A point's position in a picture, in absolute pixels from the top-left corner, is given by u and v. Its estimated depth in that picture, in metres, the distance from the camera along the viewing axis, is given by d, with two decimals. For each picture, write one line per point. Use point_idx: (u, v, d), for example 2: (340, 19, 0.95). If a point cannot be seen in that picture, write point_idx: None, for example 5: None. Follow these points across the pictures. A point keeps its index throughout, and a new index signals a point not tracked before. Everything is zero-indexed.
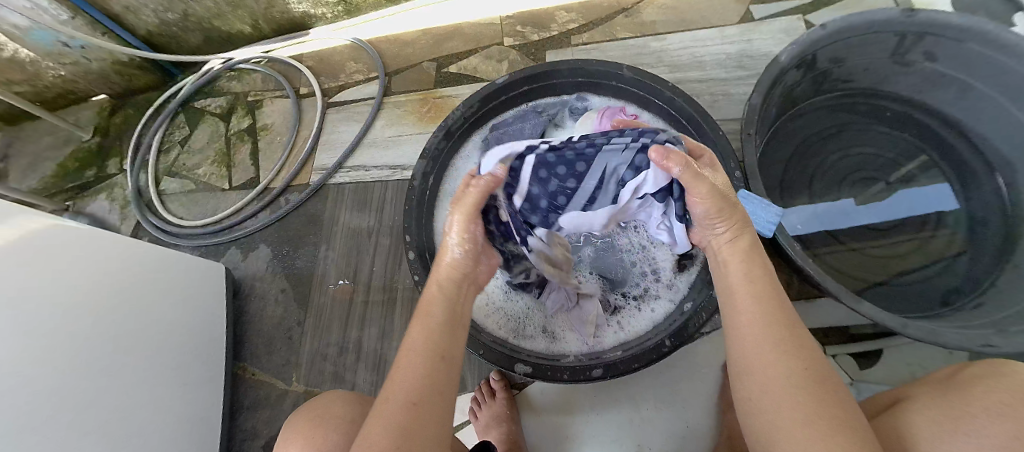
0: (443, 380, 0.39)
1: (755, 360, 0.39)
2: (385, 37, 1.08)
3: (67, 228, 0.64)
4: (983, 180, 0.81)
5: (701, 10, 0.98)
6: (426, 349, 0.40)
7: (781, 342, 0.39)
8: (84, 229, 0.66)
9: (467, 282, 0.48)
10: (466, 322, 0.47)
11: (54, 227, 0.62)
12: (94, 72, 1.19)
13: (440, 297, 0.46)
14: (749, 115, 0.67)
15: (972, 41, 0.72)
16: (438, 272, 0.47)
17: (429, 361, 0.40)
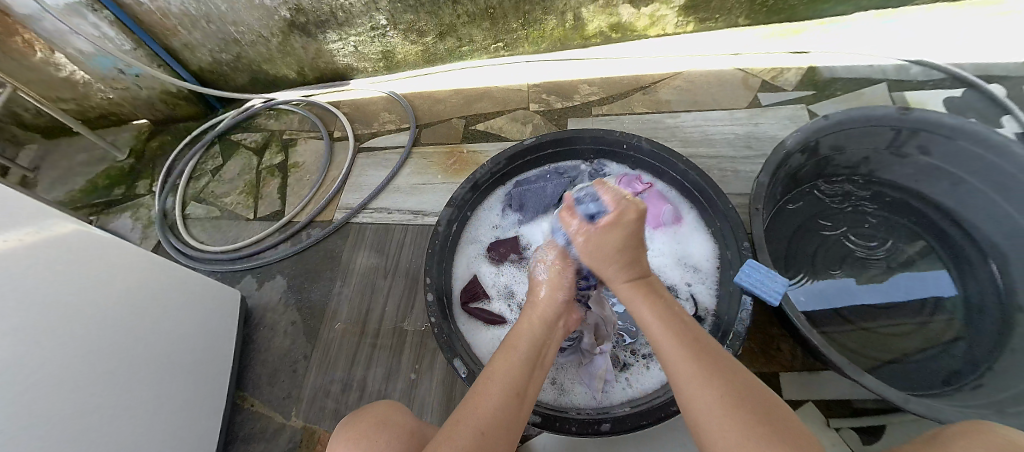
0: (510, 415, 0.44)
1: (700, 403, 0.40)
2: (419, 93, 1.18)
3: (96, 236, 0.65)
4: (977, 266, 0.83)
5: (712, 94, 1.07)
6: (507, 383, 0.45)
7: (719, 383, 0.41)
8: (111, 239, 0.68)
9: (555, 321, 0.53)
10: (545, 365, 0.51)
11: (75, 235, 0.62)
12: (141, 98, 1.27)
13: (528, 333, 0.51)
14: (758, 191, 0.71)
15: (963, 139, 0.78)
16: (531, 307, 0.53)
17: (508, 396, 0.44)
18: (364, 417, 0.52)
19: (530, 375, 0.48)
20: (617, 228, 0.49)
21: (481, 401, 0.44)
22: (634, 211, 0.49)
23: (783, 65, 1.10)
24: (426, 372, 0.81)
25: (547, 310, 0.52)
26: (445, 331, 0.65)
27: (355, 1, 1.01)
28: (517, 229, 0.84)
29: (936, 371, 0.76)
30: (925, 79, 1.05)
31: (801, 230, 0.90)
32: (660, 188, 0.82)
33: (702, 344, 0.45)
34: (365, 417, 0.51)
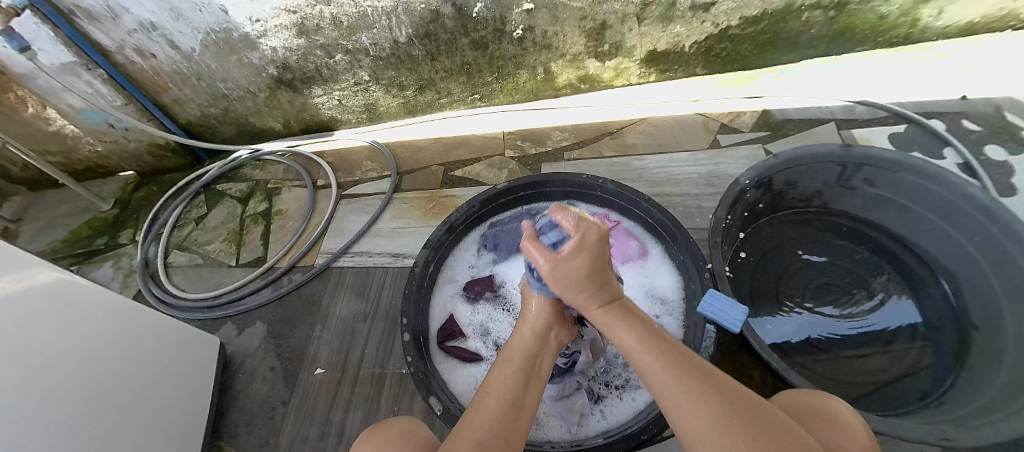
0: (509, 427, 0.44)
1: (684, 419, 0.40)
2: (401, 142, 1.25)
3: (74, 284, 0.65)
4: (930, 284, 0.89)
5: (673, 138, 1.16)
6: (502, 394, 0.46)
7: (704, 391, 0.41)
8: (89, 287, 0.68)
9: (548, 334, 0.53)
10: (542, 375, 0.51)
11: (49, 282, 0.61)
12: (130, 151, 1.31)
13: (522, 348, 0.51)
14: (715, 226, 0.77)
15: (903, 171, 0.87)
16: (525, 320, 0.53)
17: (501, 407, 0.45)
18: (387, 431, 0.53)
19: (524, 392, 0.48)
20: (582, 252, 0.44)
21: (476, 423, 0.44)
22: (596, 231, 0.45)
23: (737, 110, 1.20)
24: (405, 414, 0.81)
25: (535, 322, 0.52)
26: (421, 370, 0.67)
27: (340, 59, 1.10)
28: (493, 268, 0.87)
29: (900, 392, 0.79)
30: (870, 116, 1.16)
31: (761, 261, 0.96)
32: (627, 225, 0.88)
33: (681, 356, 0.45)
34: (392, 429, 0.53)
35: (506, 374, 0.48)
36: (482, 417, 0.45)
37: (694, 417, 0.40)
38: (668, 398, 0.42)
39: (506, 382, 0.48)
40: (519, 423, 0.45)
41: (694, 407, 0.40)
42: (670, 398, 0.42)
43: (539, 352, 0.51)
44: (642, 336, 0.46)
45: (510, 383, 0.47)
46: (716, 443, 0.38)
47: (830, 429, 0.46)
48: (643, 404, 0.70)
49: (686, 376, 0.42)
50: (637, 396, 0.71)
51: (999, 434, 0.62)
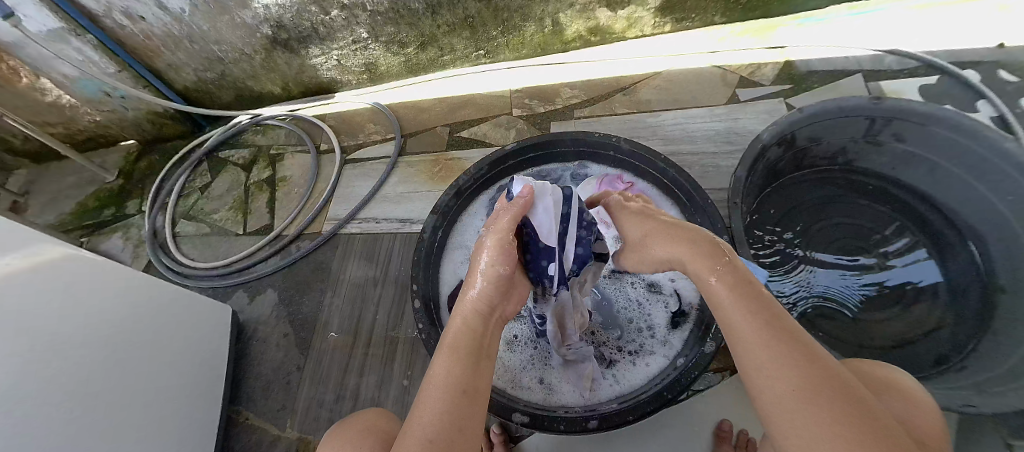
0: (464, 416, 0.40)
1: (772, 389, 0.36)
2: (404, 104, 1.20)
3: (87, 259, 0.66)
4: (958, 248, 0.85)
5: (690, 93, 1.09)
6: (450, 379, 0.42)
7: (813, 384, 0.35)
8: (103, 261, 0.68)
9: (491, 315, 0.52)
10: (489, 355, 0.48)
11: (60, 259, 0.61)
12: (128, 120, 1.28)
13: (464, 329, 0.49)
14: (735, 186, 0.73)
15: (935, 125, 0.79)
16: (461, 307, 0.52)
17: (450, 390, 0.42)
18: (354, 425, 0.53)
19: (478, 363, 0.45)
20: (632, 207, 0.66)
21: (424, 416, 0.40)
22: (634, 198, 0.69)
23: (758, 61, 1.12)
24: (418, 378, 0.82)
25: (478, 303, 0.52)
26: (432, 337, 0.67)
27: (336, 16, 1.03)
28: None
29: (921, 356, 0.78)
30: (899, 67, 1.08)
31: (781, 221, 0.92)
32: (642, 186, 0.83)
33: (770, 317, 0.40)
34: (358, 424, 0.53)
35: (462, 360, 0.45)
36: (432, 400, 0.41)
37: (781, 384, 0.36)
38: (753, 356, 0.39)
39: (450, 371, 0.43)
40: (471, 414, 0.41)
41: (777, 375, 0.36)
42: (751, 359, 0.38)
43: (483, 329, 0.50)
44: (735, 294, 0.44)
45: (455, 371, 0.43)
46: (791, 408, 0.35)
47: (908, 408, 0.42)
48: (658, 369, 0.69)
49: (772, 338, 0.39)
50: (651, 361, 0.70)
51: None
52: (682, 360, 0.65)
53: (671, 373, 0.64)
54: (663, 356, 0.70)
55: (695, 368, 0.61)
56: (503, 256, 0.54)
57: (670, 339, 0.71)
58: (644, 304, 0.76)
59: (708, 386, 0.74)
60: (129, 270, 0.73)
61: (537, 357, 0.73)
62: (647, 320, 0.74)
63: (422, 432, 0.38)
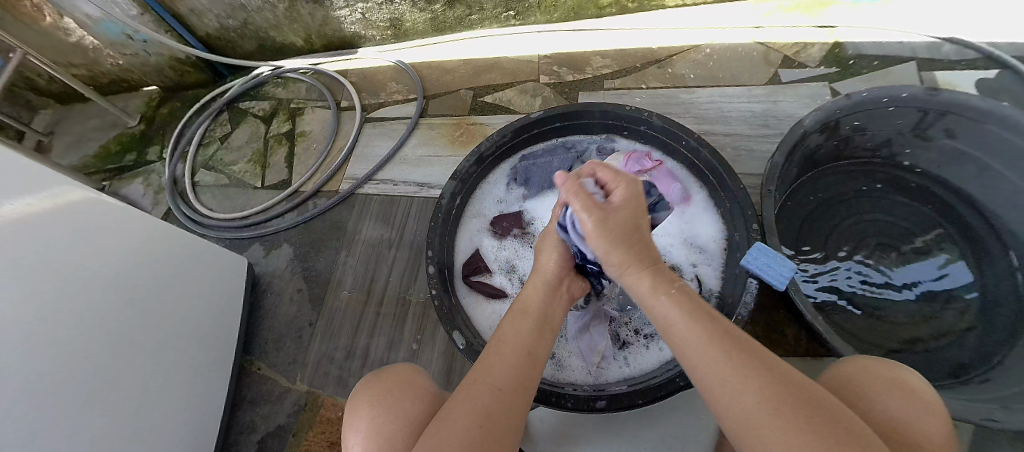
0: (516, 392, 0.42)
1: (723, 393, 0.37)
2: (427, 63, 1.16)
3: (126, 213, 0.69)
4: (996, 260, 0.79)
5: (730, 70, 1.02)
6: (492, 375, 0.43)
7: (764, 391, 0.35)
8: (138, 213, 0.71)
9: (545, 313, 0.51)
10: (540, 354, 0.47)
11: (78, 202, 0.61)
12: (150, 65, 1.26)
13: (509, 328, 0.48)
14: (770, 172, 0.68)
15: (991, 123, 0.73)
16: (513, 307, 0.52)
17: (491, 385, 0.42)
18: (390, 376, 0.53)
19: (538, 340, 0.47)
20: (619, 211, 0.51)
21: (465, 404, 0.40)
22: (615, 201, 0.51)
23: (806, 40, 1.04)
24: (427, 343, 0.83)
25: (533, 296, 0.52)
26: (445, 305, 0.66)
27: None
28: (522, 204, 0.83)
29: (943, 363, 0.73)
30: (957, 57, 0.99)
31: (813, 213, 0.87)
32: (671, 165, 0.79)
33: (722, 324, 0.42)
34: (391, 375, 0.53)
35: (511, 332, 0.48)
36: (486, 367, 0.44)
37: (728, 385, 0.37)
38: (696, 361, 0.40)
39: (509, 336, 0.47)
40: (518, 395, 0.42)
41: (736, 387, 0.36)
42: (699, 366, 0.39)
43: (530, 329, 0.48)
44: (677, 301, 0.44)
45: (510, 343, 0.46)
46: (750, 419, 0.35)
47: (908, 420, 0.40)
48: (671, 354, 0.67)
49: (718, 338, 0.40)
50: (664, 347, 0.69)
51: None
52: None
53: None
54: None
55: None
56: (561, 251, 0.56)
57: None
58: None
59: None
60: (161, 223, 0.75)
61: None
62: None
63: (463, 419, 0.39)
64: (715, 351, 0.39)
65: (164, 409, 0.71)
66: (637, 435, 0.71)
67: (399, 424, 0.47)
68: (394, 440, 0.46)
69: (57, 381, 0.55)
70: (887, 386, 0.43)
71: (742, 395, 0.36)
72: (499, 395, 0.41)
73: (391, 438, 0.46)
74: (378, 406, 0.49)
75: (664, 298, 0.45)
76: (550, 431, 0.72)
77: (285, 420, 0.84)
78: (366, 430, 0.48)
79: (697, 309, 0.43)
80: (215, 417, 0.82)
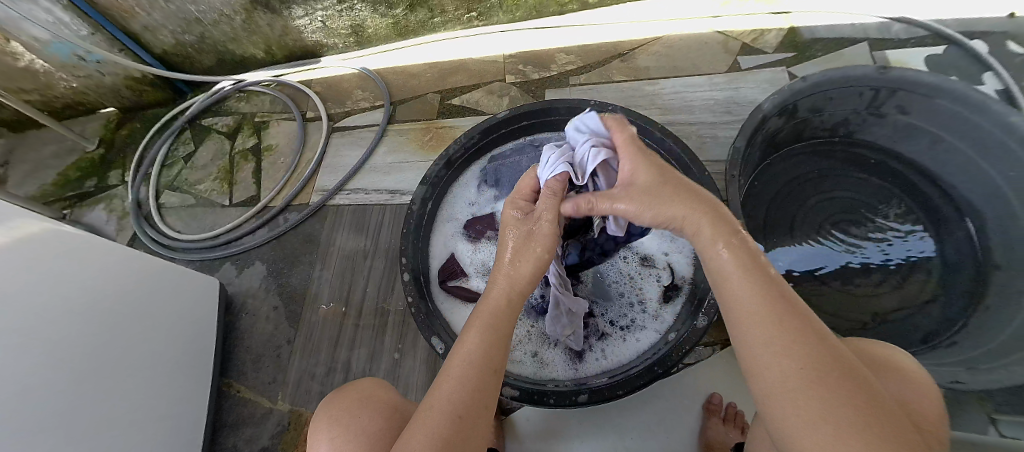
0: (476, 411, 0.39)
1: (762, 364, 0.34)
2: (393, 69, 1.15)
3: (82, 241, 0.66)
4: (953, 224, 0.83)
5: (691, 60, 1.04)
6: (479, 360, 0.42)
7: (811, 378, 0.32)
8: (93, 240, 0.68)
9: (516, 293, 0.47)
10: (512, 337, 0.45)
11: (43, 234, 0.60)
12: (105, 86, 1.22)
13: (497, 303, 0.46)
14: (733, 157, 0.70)
15: (942, 97, 0.76)
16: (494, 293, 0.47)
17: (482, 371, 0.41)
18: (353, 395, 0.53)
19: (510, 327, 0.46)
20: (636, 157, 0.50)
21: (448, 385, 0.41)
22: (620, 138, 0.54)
23: (762, 27, 1.07)
24: (409, 351, 0.82)
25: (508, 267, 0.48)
26: (422, 312, 0.65)
27: None
28: (495, 205, 0.83)
29: (908, 331, 0.77)
30: (905, 36, 1.03)
31: (778, 194, 0.89)
32: None
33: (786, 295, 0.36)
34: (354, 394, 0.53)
35: (497, 334, 0.44)
36: (449, 381, 0.41)
37: (779, 366, 0.33)
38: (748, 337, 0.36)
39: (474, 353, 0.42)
40: (478, 414, 0.40)
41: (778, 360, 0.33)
42: (749, 345, 0.35)
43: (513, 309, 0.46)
44: (745, 270, 0.38)
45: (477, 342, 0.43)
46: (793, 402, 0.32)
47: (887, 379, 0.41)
48: (648, 344, 0.68)
49: (779, 317, 0.35)
50: (641, 336, 0.70)
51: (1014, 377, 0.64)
52: (673, 335, 0.64)
53: (661, 347, 0.64)
54: (654, 330, 0.69)
55: (685, 344, 0.60)
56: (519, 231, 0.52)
57: (662, 313, 0.71)
58: (636, 279, 0.75)
59: (697, 360, 0.74)
60: (121, 249, 0.73)
61: (528, 331, 0.72)
62: (638, 294, 0.73)
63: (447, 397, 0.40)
64: (787, 342, 0.33)
65: (144, 440, 0.68)
66: (622, 424, 0.71)
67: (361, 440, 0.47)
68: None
69: (32, 424, 0.53)
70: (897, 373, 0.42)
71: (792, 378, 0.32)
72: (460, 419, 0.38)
73: None
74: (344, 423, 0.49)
75: (730, 267, 0.39)
76: (537, 428, 0.72)
77: (269, 441, 0.82)
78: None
79: (768, 282, 0.37)
80: (196, 444, 0.80)
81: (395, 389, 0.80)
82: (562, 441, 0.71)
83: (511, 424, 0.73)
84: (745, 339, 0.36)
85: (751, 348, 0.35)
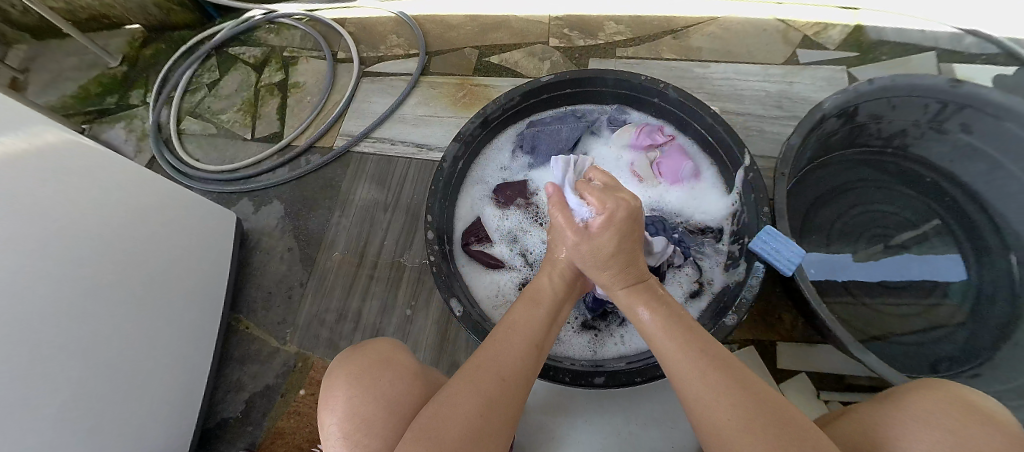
0: (517, 379, 0.40)
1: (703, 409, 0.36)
2: (430, 17, 1.09)
3: (99, 157, 0.64)
4: (997, 256, 0.79)
5: (746, 45, 0.98)
6: (524, 330, 0.44)
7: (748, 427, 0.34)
8: (108, 155, 0.65)
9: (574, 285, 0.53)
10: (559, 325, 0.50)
11: (62, 144, 0.58)
12: (133, 1, 1.17)
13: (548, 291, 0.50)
14: (786, 155, 0.65)
15: (1011, 121, 0.71)
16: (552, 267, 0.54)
17: (526, 346, 0.42)
18: (363, 356, 0.49)
19: (545, 334, 0.46)
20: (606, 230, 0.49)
21: (496, 355, 0.41)
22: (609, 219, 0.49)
23: (829, 20, 1.00)
24: (421, 310, 0.82)
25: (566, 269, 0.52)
26: (444, 272, 0.64)
27: None
28: (527, 174, 0.81)
29: (931, 357, 0.75)
30: (978, 51, 0.96)
31: (820, 199, 0.85)
32: (682, 141, 0.76)
33: (704, 346, 0.40)
34: (366, 354, 0.49)
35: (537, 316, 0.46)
36: (494, 348, 0.42)
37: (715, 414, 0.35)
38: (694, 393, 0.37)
39: (523, 324, 0.45)
40: (519, 385, 0.40)
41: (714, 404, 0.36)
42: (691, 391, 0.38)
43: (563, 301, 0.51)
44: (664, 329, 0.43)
45: (520, 348, 0.42)
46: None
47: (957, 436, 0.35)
48: None
49: (705, 355, 0.39)
50: None
51: None
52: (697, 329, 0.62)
53: None
54: None
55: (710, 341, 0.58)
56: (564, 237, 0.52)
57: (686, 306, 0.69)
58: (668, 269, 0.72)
59: None
60: (139, 171, 0.71)
61: None
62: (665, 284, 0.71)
63: (496, 369, 0.39)
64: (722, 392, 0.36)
65: (147, 364, 0.69)
66: (627, 410, 0.71)
67: (372, 407, 0.44)
68: (374, 424, 0.43)
69: (39, 334, 0.53)
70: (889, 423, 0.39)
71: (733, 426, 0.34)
72: (505, 385, 0.38)
73: (366, 418, 0.43)
74: (353, 388, 0.45)
75: (657, 328, 0.43)
76: (541, 401, 0.73)
77: (274, 380, 0.83)
78: (334, 420, 0.45)
79: (692, 340, 0.41)
80: (201, 375, 0.81)
81: (404, 345, 0.80)
82: (563, 416, 0.71)
83: None
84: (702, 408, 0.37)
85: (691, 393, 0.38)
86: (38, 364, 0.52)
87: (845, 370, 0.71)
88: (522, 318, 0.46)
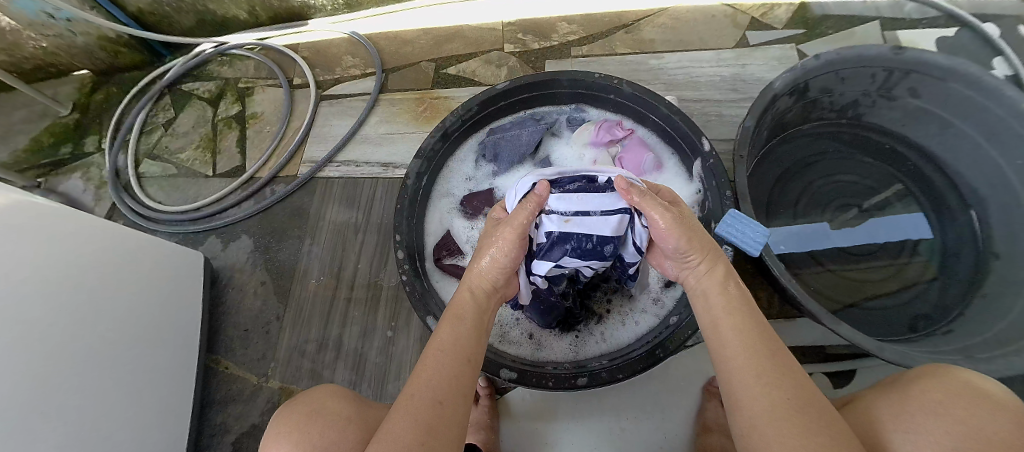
0: (453, 398, 0.39)
1: (758, 380, 0.36)
2: (384, 34, 1.09)
3: (51, 212, 0.62)
4: (956, 213, 0.82)
5: (697, 33, 1.00)
6: (451, 347, 0.43)
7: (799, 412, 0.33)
8: (60, 210, 0.63)
9: (493, 295, 0.53)
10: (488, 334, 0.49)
11: (11, 205, 0.56)
12: (77, 47, 1.14)
13: (469, 303, 0.50)
14: (743, 137, 0.65)
15: (954, 81, 0.74)
16: (470, 278, 0.52)
17: (453, 362, 0.42)
18: (302, 406, 0.49)
19: (477, 345, 0.46)
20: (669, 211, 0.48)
21: (426, 376, 0.40)
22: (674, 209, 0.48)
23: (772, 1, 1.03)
24: (403, 329, 0.81)
25: (491, 271, 0.52)
26: (417, 290, 0.63)
27: None
28: (492, 181, 0.81)
29: (906, 318, 0.77)
30: (918, 16, 1.00)
31: (783, 175, 0.87)
32: (641, 133, 0.78)
33: (769, 337, 0.40)
34: (303, 404, 0.49)
35: (461, 327, 0.46)
36: (426, 370, 0.41)
37: (766, 390, 0.35)
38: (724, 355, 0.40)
39: (448, 343, 0.44)
40: (457, 401, 0.39)
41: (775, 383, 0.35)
42: (744, 363, 0.38)
43: (486, 309, 0.51)
44: (739, 310, 0.43)
45: (449, 363, 0.41)
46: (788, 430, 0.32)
47: (982, 414, 0.36)
48: (646, 328, 0.67)
49: (770, 348, 0.39)
50: (640, 320, 0.69)
51: (1012, 367, 0.58)
52: (674, 319, 0.63)
53: (661, 331, 0.63)
54: (653, 315, 0.68)
55: (687, 329, 0.59)
56: (513, 251, 0.51)
57: (660, 298, 0.70)
58: None
59: (695, 342, 0.74)
60: (97, 221, 0.69)
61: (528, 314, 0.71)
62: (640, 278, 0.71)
63: (428, 391, 0.39)
64: (778, 375, 0.36)
65: (125, 421, 0.66)
66: (617, 405, 0.71)
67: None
68: None
69: (7, 405, 0.50)
70: (952, 409, 0.37)
71: (763, 389, 0.35)
72: (440, 408, 0.37)
73: None
74: (293, 437, 0.45)
75: (724, 308, 0.44)
76: (532, 407, 0.73)
77: (260, 418, 0.81)
78: None
79: (761, 329, 0.41)
80: (183, 423, 0.78)
81: (389, 366, 0.79)
82: (556, 420, 0.71)
83: (505, 403, 0.73)
84: (732, 378, 0.38)
85: (743, 363, 0.38)
86: (15, 437, 0.50)
87: (823, 340, 0.72)
88: (443, 334, 0.45)
